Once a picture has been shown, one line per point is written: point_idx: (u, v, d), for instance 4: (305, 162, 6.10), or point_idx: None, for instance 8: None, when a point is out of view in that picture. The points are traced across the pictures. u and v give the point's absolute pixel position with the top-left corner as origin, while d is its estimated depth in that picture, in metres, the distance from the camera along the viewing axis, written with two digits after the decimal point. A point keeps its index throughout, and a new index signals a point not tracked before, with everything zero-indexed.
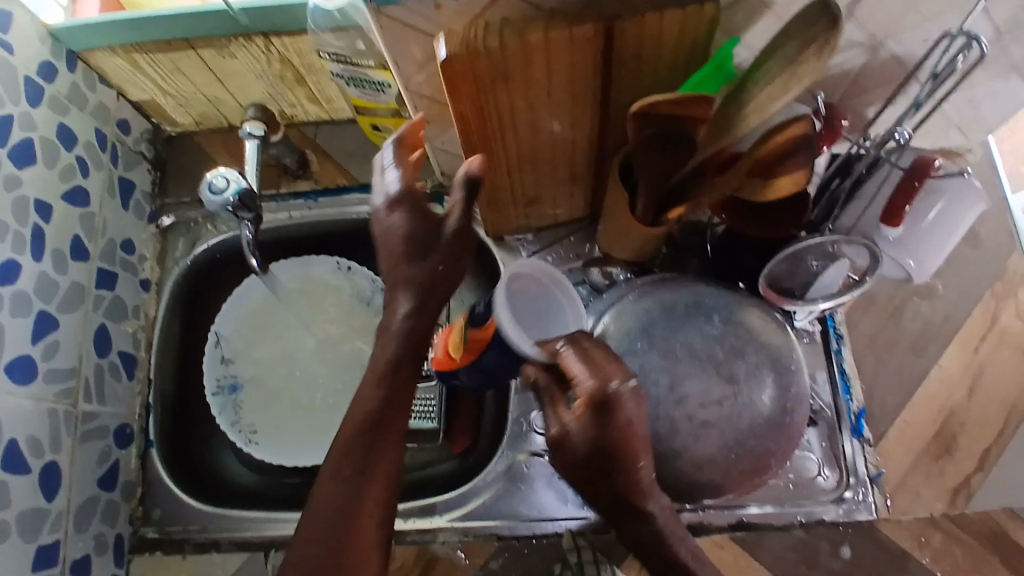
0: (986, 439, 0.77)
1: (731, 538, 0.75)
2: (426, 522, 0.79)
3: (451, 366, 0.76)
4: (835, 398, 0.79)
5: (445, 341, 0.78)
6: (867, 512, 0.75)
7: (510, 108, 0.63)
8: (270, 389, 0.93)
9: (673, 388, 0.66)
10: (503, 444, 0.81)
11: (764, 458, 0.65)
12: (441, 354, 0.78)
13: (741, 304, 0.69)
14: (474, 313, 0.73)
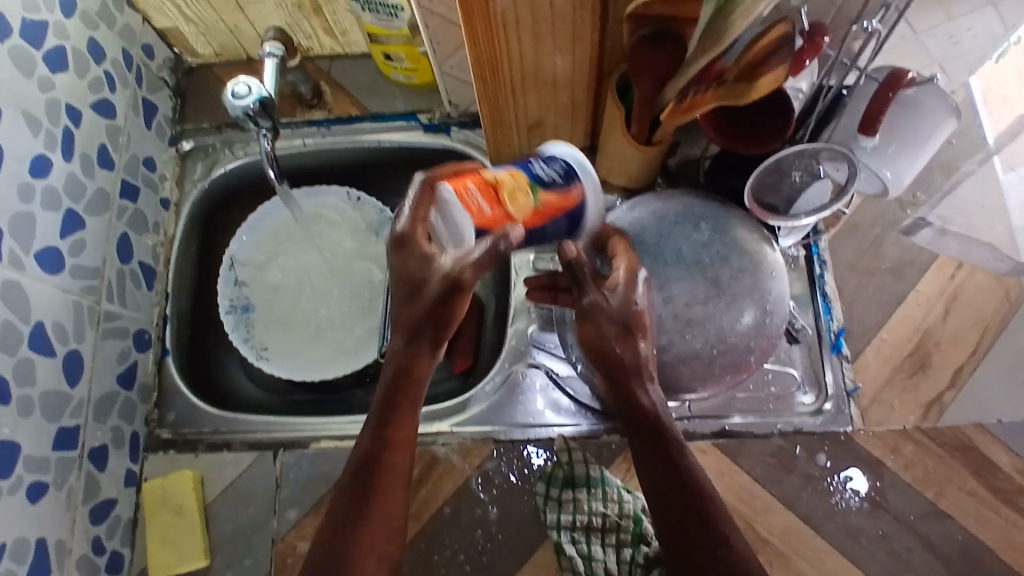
0: (958, 359, 0.81)
1: (714, 444, 0.79)
2: (428, 428, 0.84)
3: (504, 222, 0.62)
4: (816, 318, 0.83)
5: (499, 191, 0.62)
6: (843, 423, 0.79)
7: (517, 23, 0.65)
8: (280, 312, 0.97)
9: (660, 289, 0.71)
10: (501, 358, 0.86)
11: (744, 355, 0.70)
12: (489, 210, 0.61)
13: (728, 215, 0.73)
14: (540, 173, 0.64)
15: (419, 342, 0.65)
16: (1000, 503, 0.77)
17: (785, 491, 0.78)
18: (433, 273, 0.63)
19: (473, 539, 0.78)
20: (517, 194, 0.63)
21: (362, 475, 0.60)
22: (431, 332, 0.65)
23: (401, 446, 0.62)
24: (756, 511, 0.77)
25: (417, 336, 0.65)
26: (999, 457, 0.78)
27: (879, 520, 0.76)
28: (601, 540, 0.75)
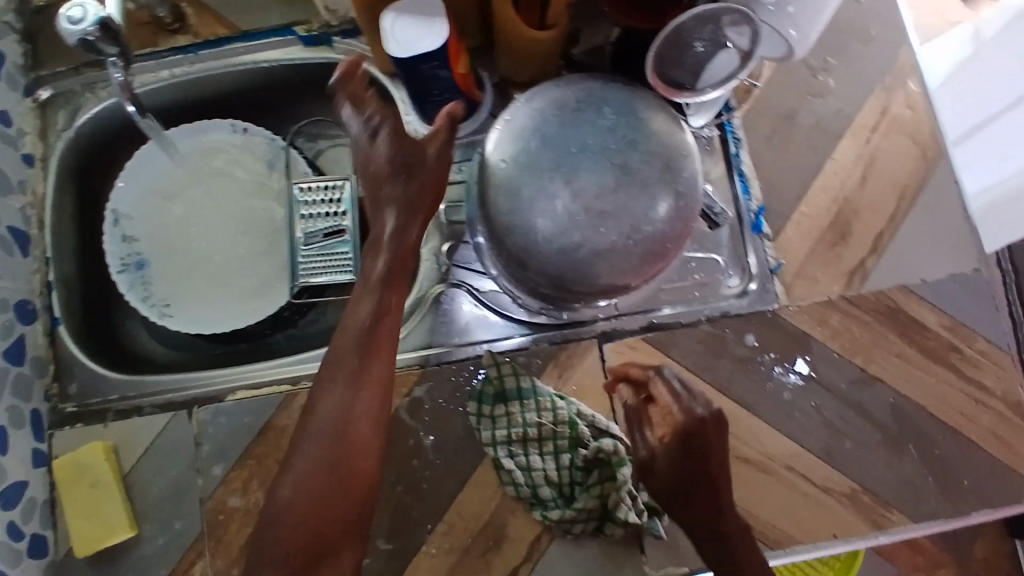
0: (878, 223, 0.80)
1: (643, 340, 0.78)
2: None
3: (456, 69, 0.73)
4: (735, 201, 0.80)
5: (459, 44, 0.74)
6: (769, 302, 0.78)
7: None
8: (178, 264, 0.91)
9: (568, 184, 0.66)
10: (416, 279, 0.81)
11: (662, 244, 0.68)
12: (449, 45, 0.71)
13: (632, 95, 0.69)
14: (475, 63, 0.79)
15: (412, 216, 0.66)
16: (924, 361, 0.77)
17: (718, 376, 0.77)
18: (423, 151, 0.67)
19: (409, 468, 0.76)
20: (461, 53, 0.75)
21: (327, 459, 0.59)
22: (422, 206, 0.67)
23: (365, 416, 0.61)
24: None
25: (411, 210, 0.66)
26: (923, 315, 0.78)
27: (809, 391, 0.77)
28: (538, 451, 0.74)
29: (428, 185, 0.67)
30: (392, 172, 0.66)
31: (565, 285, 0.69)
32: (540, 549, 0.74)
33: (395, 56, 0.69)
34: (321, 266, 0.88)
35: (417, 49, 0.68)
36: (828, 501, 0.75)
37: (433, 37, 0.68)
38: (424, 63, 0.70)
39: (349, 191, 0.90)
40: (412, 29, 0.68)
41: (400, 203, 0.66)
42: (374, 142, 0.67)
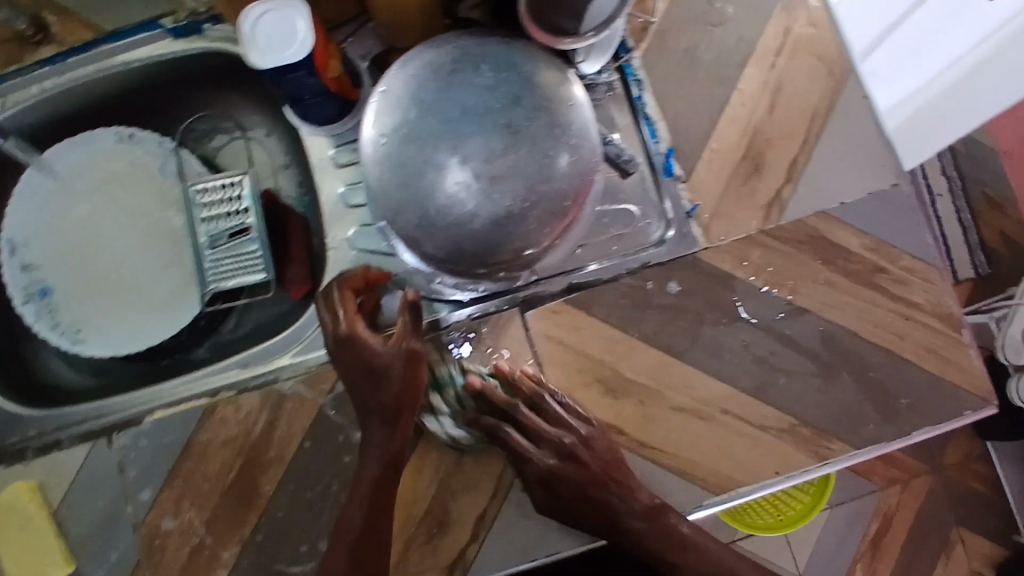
0: (792, 150, 0.77)
1: (565, 302, 0.75)
2: (268, 364, 0.77)
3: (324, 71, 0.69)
4: (642, 145, 0.78)
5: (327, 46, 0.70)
6: (688, 246, 0.76)
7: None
8: (85, 286, 0.87)
9: (454, 151, 0.63)
10: (329, 271, 0.78)
11: (560, 201, 0.65)
12: (316, 52, 0.67)
13: (512, 48, 0.65)
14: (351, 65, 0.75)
15: (394, 427, 0.68)
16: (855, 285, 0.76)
17: (646, 329, 0.75)
18: (385, 352, 0.67)
19: (342, 466, 0.73)
20: (330, 57, 0.71)
21: None
22: (402, 415, 0.68)
23: None
24: (619, 357, 0.74)
25: (388, 421, 0.68)
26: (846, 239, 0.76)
27: (739, 331, 0.75)
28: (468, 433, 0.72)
29: (399, 393, 0.67)
30: (371, 393, 0.68)
31: (466, 258, 0.66)
32: (486, 526, 0.72)
33: (260, 68, 0.65)
34: (231, 268, 0.84)
35: (282, 60, 0.65)
36: (769, 439, 0.73)
37: (296, 46, 0.65)
38: (289, 72, 0.67)
39: (249, 187, 0.85)
40: (275, 39, 0.65)
41: (383, 415, 0.68)
42: (342, 349, 0.68)
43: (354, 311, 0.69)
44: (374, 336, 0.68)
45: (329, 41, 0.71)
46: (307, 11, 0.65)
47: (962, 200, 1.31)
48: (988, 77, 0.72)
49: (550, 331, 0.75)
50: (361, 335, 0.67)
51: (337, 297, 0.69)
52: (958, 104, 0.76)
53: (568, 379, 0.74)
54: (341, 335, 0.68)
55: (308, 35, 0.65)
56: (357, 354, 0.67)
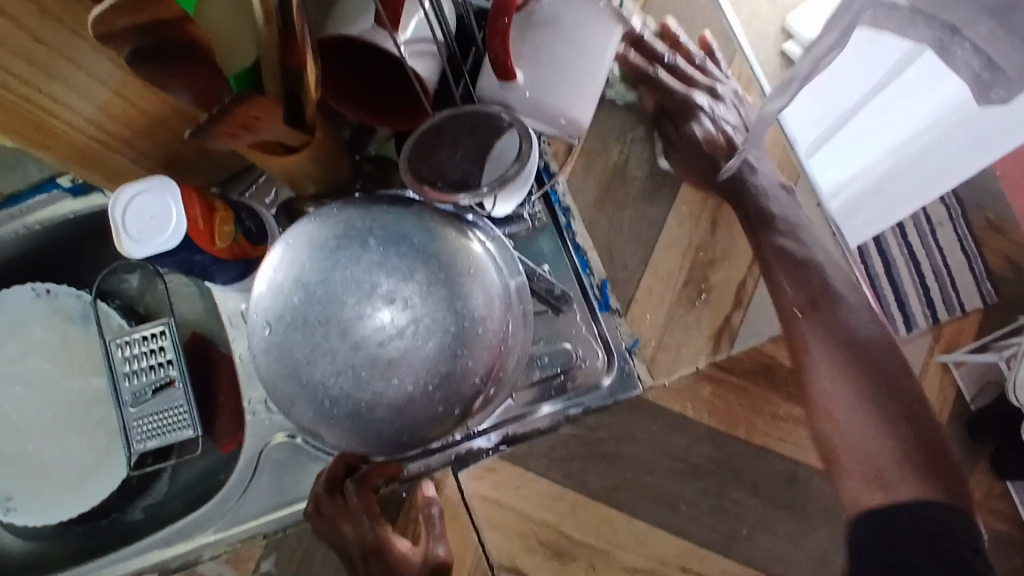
0: (739, 272, 0.71)
1: (500, 458, 0.69)
2: (190, 543, 0.71)
3: (209, 246, 0.64)
4: (575, 278, 0.70)
5: (213, 216, 0.65)
6: (629, 387, 0.69)
7: (20, 74, 0.48)
8: (11, 453, 0.83)
9: (346, 336, 0.58)
10: (248, 437, 0.73)
11: (467, 376, 0.58)
12: (198, 229, 0.63)
13: (404, 212, 0.60)
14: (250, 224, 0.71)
15: None
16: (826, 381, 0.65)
17: (592, 484, 0.69)
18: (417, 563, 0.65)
19: None
20: (220, 226, 0.66)
21: None
22: None
23: None
24: (562, 516, 0.69)
25: None
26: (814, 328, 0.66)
27: (695, 479, 0.68)
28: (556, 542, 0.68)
29: None
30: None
31: (374, 443, 0.61)
32: None
33: (133, 257, 0.60)
34: (156, 426, 0.80)
35: (158, 247, 0.60)
36: None
37: (171, 230, 0.60)
38: (173, 254, 0.62)
39: (172, 338, 0.81)
40: (149, 225, 0.60)
41: None
42: (367, 556, 0.64)
43: (377, 515, 0.65)
44: (402, 545, 0.65)
45: (216, 209, 0.65)
46: (180, 192, 0.61)
47: (964, 227, 1.02)
48: (918, 167, 0.59)
49: (484, 491, 0.69)
50: (391, 546, 0.64)
51: (363, 500, 0.64)
52: (903, 184, 0.63)
53: (508, 544, 0.69)
54: (371, 545, 0.64)
55: (183, 218, 0.61)
56: (386, 565, 0.64)
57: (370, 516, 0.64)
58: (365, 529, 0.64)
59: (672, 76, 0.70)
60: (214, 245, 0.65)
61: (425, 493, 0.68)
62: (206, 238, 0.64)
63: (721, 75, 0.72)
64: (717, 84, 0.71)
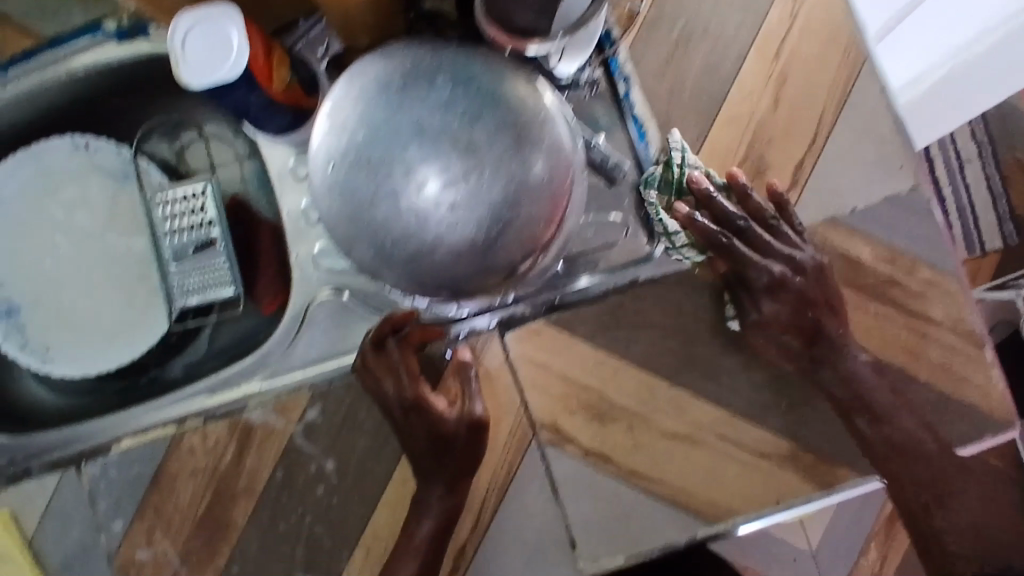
0: (798, 152, 0.71)
1: (545, 323, 0.70)
2: (235, 391, 0.73)
3: (265, 84, 0.63)
4: (632, 149, 0.69)
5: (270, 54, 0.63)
6: (680, 260, 0.69)
7: None
8: (50, 305, 0.84)
9: (411, 177, 0.56)
10: (294, 291, 0.72)
11: (528, 227, 0.59)
12: (256, 64, 0.61)
13: (472, 55, 0.59)
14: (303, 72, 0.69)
15: (457, 485, 0.68)
16: (920, 476, 0.66)
17: (637, 352, 0.70)
18: (456, 415, 0.66)
19: (315, 497, 0.72)
20: (276, 66, 0.64)
21: None
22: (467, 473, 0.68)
23: None
24: (607, 381, 0.70)
25: (456, 480, 0.68)
26: (894, 428, 0.66)
27: (740, 352, 0.69)
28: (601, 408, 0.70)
29: (464, 455, 0.67)
30: (432, 457, 0.66)
31: (430, 287, 0.61)
32: (467, 557, 0.70)
33: (191, 87, 0.58)
34: (196, 283, 0.81)
35: (216, 78, 0.58)
36: (764, 466, 0.69)
37: (230, 62, 0.58)
38: (231, 90, 0.61)
39: (214, 198, 0.81)
40: (206, 55, 0.57)
41: (449, 481, 0.67)
42: (406, 411, 0.65)
43: (417, 372, 0.65)
44: (441, 402, 0.66)
45: (272, 50, 0.64)
46: (241, 20, 0.57)
47: None
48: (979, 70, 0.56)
49: (530, 355, 0.70)
50: (431, 401, 0.65)
51: (402, 357, 0.64)
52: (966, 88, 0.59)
53: (551, 405, 0.70)
54: (413, 397, 0.64)
55: (244, 49, 0.58)
56: (427, 419, 0.65)
57: (409, 372, 0.64)
58: (405, 383, 0.64)
59: (740, 242, 0.61)
60: (267, 84, 0.63)
61: (461, 355, 0.69)
62: (262, 75, 0.62)
63: (796, 242, 0.64)
64: (795, 253, 0.63)
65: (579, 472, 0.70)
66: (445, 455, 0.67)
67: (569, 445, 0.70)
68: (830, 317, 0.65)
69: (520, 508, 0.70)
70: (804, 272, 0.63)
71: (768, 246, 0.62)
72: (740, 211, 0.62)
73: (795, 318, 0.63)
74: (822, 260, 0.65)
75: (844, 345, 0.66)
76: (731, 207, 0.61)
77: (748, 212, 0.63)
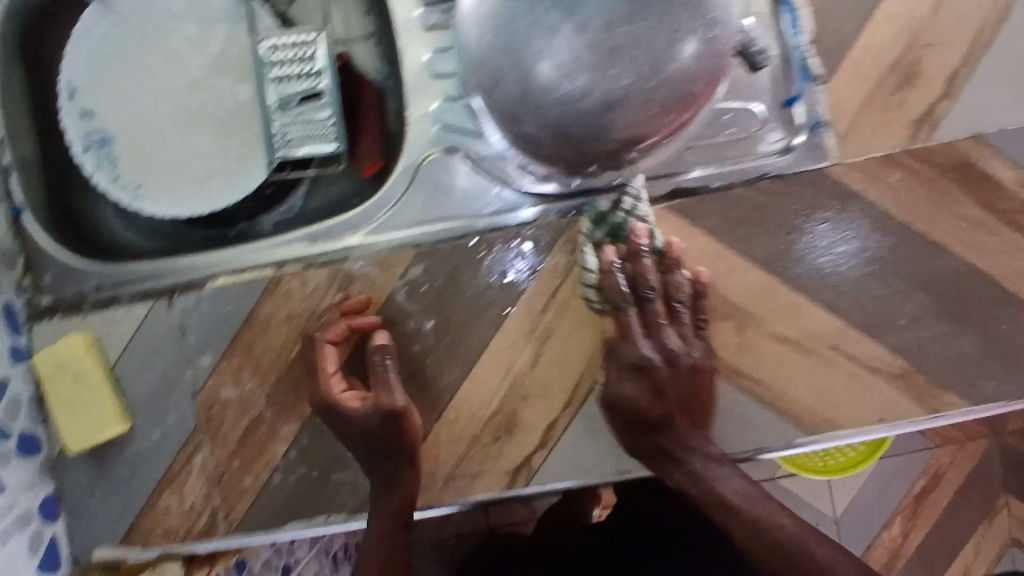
0: (954, 62, 0.67)
1: (669, 211, 0.68)
2: (334, 242, 0.72)
3: None
4: (780, 37, 0.67)
5: None
6: (818, 157, 0.67)
7: None
8: (143, 143, 0.81)
9: (573, 14, 0.53)
10: (407, 148, 0.71)
11: (691, 85, 0.56)
12: None
13: None
14: None
15: (407, 466, 0.68)
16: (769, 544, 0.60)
17: (758, 249, 0.67)
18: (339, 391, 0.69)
19: (409, 355, 0.71)
20: None
21: None
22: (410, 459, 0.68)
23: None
24: (722, 275, 0.67)
25: (392, 465, 0.67)
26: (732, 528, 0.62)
27: (862, 262, 0.67)
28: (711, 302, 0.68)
29: (407, 443, 0.68)
30: (362, 449, 0.68)
31: (568, 143, 0.59)
32: (556, 434, 0.70)
33: None
34: (298, 136, 0.78)
35: None
36: (873, 382, 0.67)
37: None
38: None
39: (325, 48, 0.78)
40: None
41: (390, 470, 0.67)
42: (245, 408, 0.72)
43: (332, 368, 0.69)
44: (353, 400, 0.69)
45: None
46: None
47: None
48: None
49: None
50: (339, 397, 0.68)
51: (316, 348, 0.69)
52: None
53: None
54: (321, 399, 0.68)
55: None
56: (333, 412, 0.68)
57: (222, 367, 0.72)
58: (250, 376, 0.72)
59: (637, 314, 0.65)
60: None
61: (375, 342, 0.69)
62: None
63: (687, 333, 0.65)
64: (679, 343, 0.65)
65: None
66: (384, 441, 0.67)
67: None
68: (683, 418, 0.65)
69: None
70: (675, 364, 0.65)
71: (661, 329, 0.65)
72: (658, 284, 0.65)
73: (654, 407, 0.65)
74: (706, 362, 0.65)
75: (713, 447, 0.65)
76: (652, 276, 0.64)
77: (660, 288, 0.65)
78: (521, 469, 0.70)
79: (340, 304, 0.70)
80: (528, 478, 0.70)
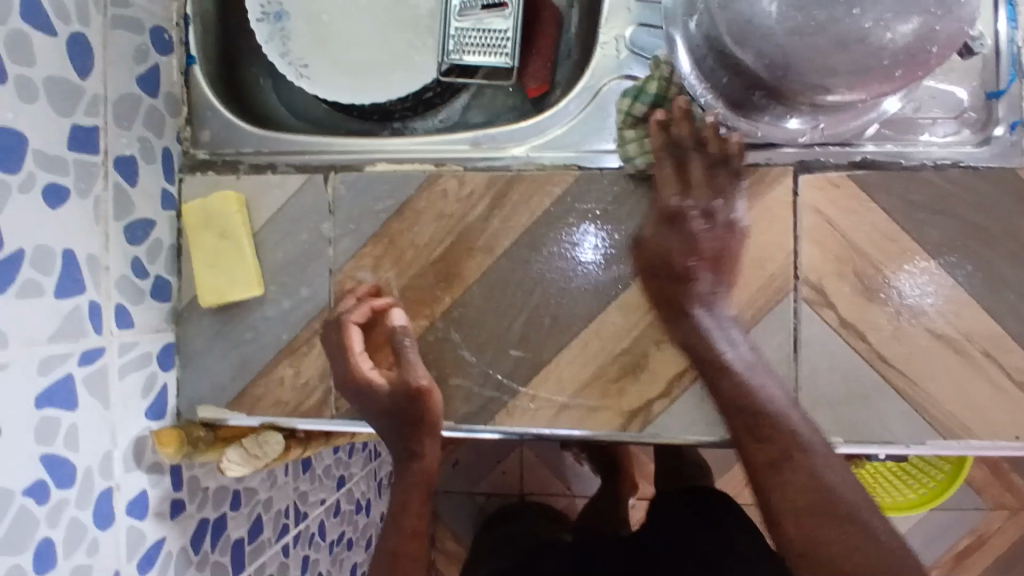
0: None
1: (849, 177, 0.67)
2: (495, 148, 0.73)
3: None
4: (997, 27, 0.68)
5: None
6: (1011, 152, 0.67)
7: None
8: (316, 23, 0.81)
9: None
10: (590, 71, 0.73)
11: (928, 44, 0.53)
12: None
13: None
14: None
15: (427, 436, 0.72)
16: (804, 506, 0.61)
17: (927, 238, 0.66)
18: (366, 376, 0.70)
19: (549, 279, 0.70)
20: None
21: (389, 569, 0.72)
22: (429, 429, 0.71)
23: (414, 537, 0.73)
24: (887, 257, 0.66)
25: (416, 432, 0.71)
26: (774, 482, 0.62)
27: None
28: (870, 285, 0.66)
29: (429, 413, 0.70)
30: (391, 428, 0.71)
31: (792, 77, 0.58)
32: (683, 385, 0.68)
33: None
34: (473, 44, 0.77)
35: None
36: (1020, 398, 0.65)
37: None
38: None
39: None
40: None
41: (414, 432, 0.71)
42: (298, 374, 0.75)
43: (358, 350, 0.71)
44: (380, 377, 0.70)
45: None
46: None
47: None
48: None
49: (818, 204, 0.67)
50: (368, 377, 0.70)
51: (341, 330, 0.70)
52: None
53: (821, 262, 0.66)
54: (350, 375, 0.70)
55: None
56: (365, 393, 0.70)
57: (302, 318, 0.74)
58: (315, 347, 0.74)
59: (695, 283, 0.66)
60: None
61: (395, 322, 0.71)
62: None
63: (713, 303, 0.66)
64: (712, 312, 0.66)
65: (828, 339, 0.66)
66: (409, 416, 0.70)
67: (826, 310, 0.66)
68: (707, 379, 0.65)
69: (756, 355, 0.67)
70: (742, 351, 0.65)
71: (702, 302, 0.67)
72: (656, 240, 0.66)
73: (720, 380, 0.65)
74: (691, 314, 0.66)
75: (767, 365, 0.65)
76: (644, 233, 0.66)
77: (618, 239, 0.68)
78: (642, 417, 0.69)
79: (365, 296, 0.72)
80: (647, 423, 0.69)
